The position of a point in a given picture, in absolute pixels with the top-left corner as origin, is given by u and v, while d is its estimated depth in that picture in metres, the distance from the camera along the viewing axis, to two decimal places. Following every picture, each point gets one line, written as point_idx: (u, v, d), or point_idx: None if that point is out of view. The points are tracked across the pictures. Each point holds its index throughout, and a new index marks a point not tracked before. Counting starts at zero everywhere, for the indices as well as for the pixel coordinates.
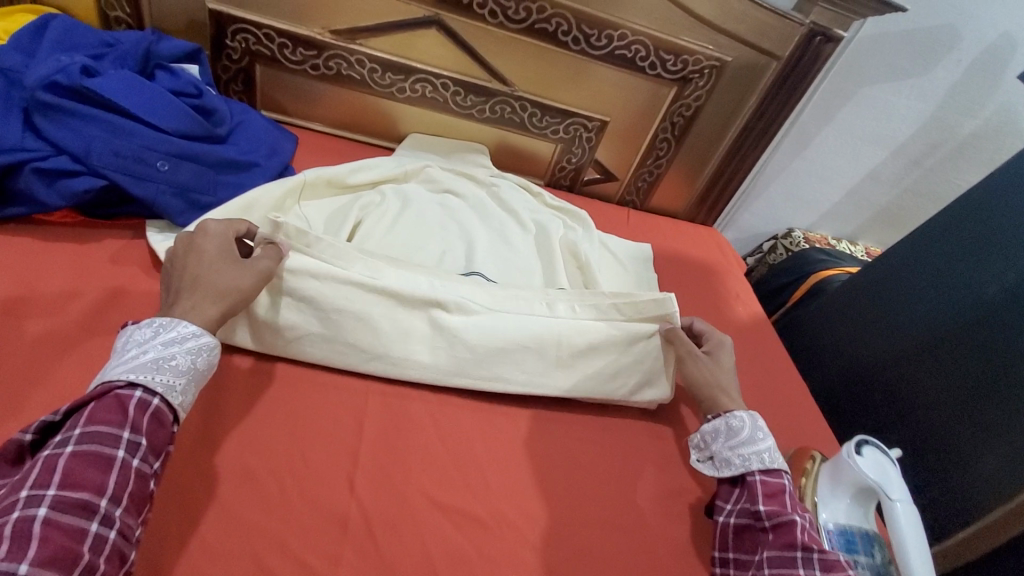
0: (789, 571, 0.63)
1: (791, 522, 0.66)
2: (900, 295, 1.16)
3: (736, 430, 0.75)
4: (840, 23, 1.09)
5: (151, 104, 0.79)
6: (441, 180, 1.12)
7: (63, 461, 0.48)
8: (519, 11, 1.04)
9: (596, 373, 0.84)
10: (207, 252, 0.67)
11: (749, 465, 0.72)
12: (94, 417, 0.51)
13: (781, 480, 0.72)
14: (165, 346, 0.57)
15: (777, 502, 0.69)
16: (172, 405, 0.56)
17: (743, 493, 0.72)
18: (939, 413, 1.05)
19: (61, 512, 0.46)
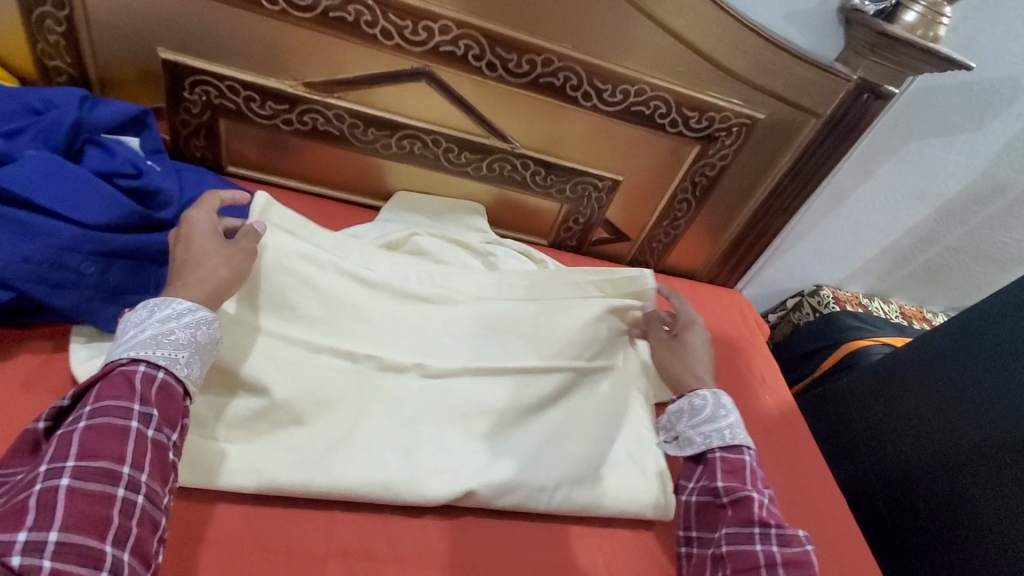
0: (747, 547, 0.70)
1: (748, 498, 0.73)
2: (951, 389, 1.01)
3: (698, 409, 0.81)
4: (891, 79, 0.95)
5: (75, 194, 0.67)
6: (428, 251, 0.96)
7: (79, 436, 0.51)
8: (521, 64, 0.90)
9: (569, 351, 0.83)
10: (197, 235, 0.67)
11: (710, 443, 0.79)
12: (103, 394, 0.53)
13: (740, 455, 0.77)
14: (162, 324, 0.58)
15: (737, 479, 0.75)
16: (178, 377, 0.57)
17: (704, 471, 0.78)
18: (989, 544, 0.89)
19: (84, 480, 0.50)
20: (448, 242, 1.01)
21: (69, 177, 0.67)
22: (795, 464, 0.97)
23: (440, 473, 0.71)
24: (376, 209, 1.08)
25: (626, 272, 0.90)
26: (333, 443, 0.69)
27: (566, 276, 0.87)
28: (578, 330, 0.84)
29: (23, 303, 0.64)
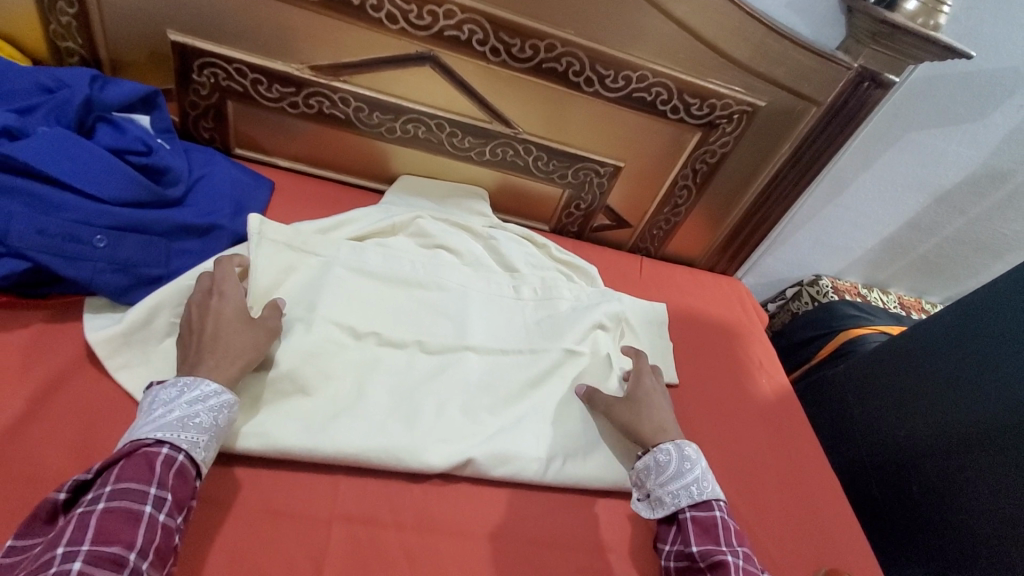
0: None
1: (724, 562, 0.67)
2: (947, 376, 1.02)
3: (664, 465, 0.75)
4: (892, 68, 0.95)
5: (88, 169, 0.69)
6: (432, 235, 0.98)
7: (96, 519, 0.51)
8: (525, 49, 0.91)
9: (538, 325, 0.94)
10: (227, 310, 0.69)
11: (679, 502, 0.73)
12: (122, 475, 0.54)
13: (711, 514, 0.72)
14: (189, 405, 0.60)
15: (711, 539, 0.70)
16: (195, 460, 0.58)
17: (679, 533, 0.72)
18: (979, 525, 0.91)
19: (93, 566, 0.48)
20: (452, 227, 1.03)
21: (82, 153, 0.69)
22: (789, 445, 0.97)
23: (441, 445, 0.72)
24: (380, 192, 1.09)
25: (581, 264, 1.08)
26: (337, 414, 0.71)
27: (540, 266, 1.05)
28: (546, 310, 0.96)
29: (38, 274, 0.66)
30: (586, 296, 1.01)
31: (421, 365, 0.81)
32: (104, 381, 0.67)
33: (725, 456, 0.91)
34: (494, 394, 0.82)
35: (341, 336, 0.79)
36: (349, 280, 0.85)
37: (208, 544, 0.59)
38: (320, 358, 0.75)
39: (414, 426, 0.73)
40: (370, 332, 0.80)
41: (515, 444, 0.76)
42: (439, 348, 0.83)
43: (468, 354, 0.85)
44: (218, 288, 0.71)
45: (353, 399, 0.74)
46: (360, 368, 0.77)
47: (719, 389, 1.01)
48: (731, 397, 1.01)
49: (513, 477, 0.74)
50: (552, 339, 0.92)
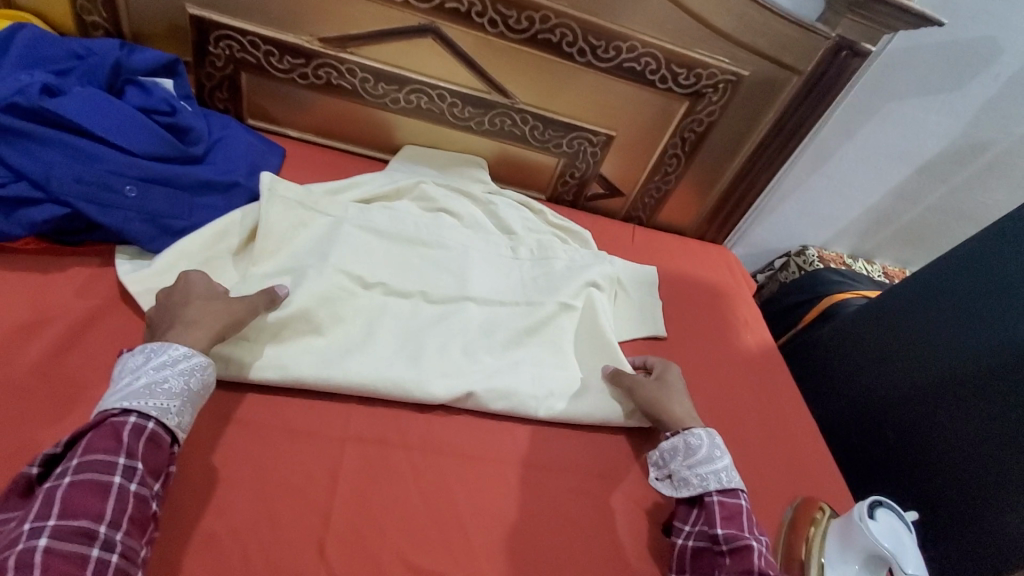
0: None
1: (747, 547, 0.68)
2: (922, 329, 1.08)
3: (694, 449, 0.76)
4: (868, 37, 1.01)
5: (120, 125, 0.75)
6: (435, 199, 1.04)
7: (62, 493, 0.52)
8: (521, 21, 0.97)
9: (537, 283, 0.99)
10: (195, 287, 0.72)
11: (707, 485, 0.73)
12: (90, 447, 0.55)
13: (737, 501, 0.73)
14: (157, 370, 0.61)
15: (735, 525, 0.70)
16: (168, 427, 0.59)
17: (702, 515, 0.72)
18: (949, 465, 0.96)
19: (61, 540, 0.49)
20: (452, 192, 1.09)
21: (113, 111, 0.75)
22: (770, 395, 1.03)
23: (444, 379, 0.79)
24: (384, 161, 1.15)
25: (576, 229, 1.14)
26: (347, 351, 0.77)
27: (538, 229, 1.10)
28: (544, 270, 1.01)
29: (76, 221, 0.73)
30: (580, 258, 1.06)
31: (425, 313, 0.88)
32: (134, 318, 0.73)
33: (710, 402, 0.97)
34: (493, 340, 0.88)
35: (350, 285, 0.85)
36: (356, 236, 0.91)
37: (233, 457, 0.66)
38: (331, 302, 0.81)
39: (418, 363, 0.79)
40: (377, 282, 0.87)
41: (511, 382, 0.83)
42: (441, 298, 0.90)
43: (469, 305, 0.91)
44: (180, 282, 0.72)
45: (362, 339, 0.80)
46: (367, 313, 0.83)
47: (706, 344, 1.07)
48: (717, 351, 1.07)
49: (511, 411, 0.80)
50: (547, 294, 0.98)
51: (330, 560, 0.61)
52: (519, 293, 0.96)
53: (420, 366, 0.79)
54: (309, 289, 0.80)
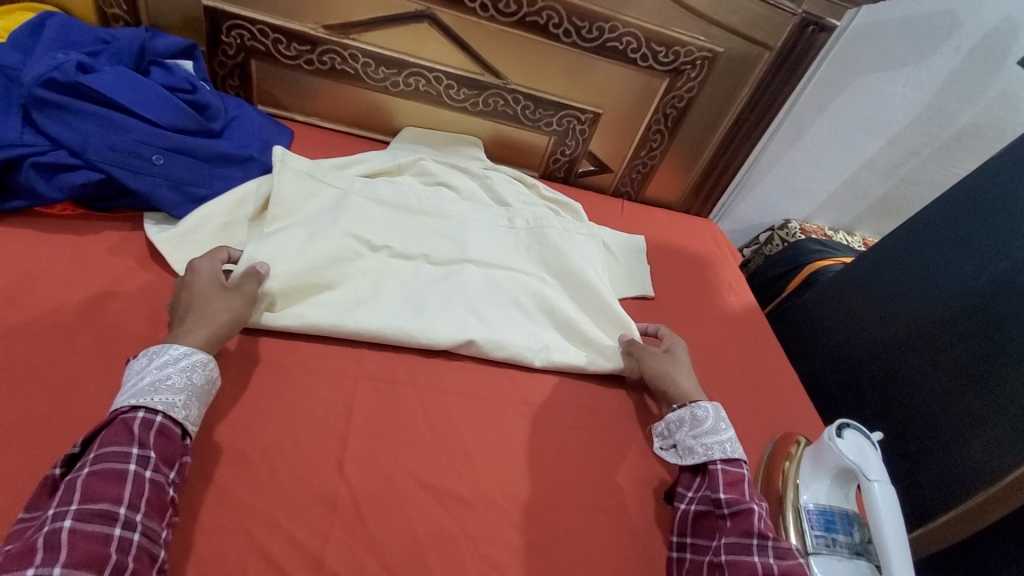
0: (744, 558, 0.65)
1: (749, 510, 0.69)
2: (891, 284, 1.15)
3: (700, 420, 0.79)
4: (832, 13, 1.09)
5: (146, 100, 0.83)
6: (435, 173, 1.10)
7: (82, 480, 0.53)
8: (510, 5, 1.05)
9: (534, 250, 1.05)
10: (198, 282, 0.73)
11: (711, 454, 0.75)
12: (104, 441, 0.56)
13: (740, 470, 0.74)
14: (160, 368, 0.62)
15: (737, 491, 0.72)
16: (176, 419, 0.61)
17: (705, 482, 0.75)
18: (920, 403, 1.04)
19: (84, 522, 0.51)
20: (449, 168, 1.14)
21: (140, 87, 0.83)
22: (754, 348, 1.09)
23: (450, 327, 0.85)
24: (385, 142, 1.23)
25: (567, 203, 1.19)
26: (358, 303, 0.84)
27: (532, 199, 1.16)
28: (537, 237, 1.05)
29: (110, 186, 0.80)
30: (574, 227, 1.10)
31: (427, 274, 0.94)
32: (163, 275, 0.80)
33: (696, 354, 1.03)
34: (495, 296, 0.94)
35: (358, 247, 0.91)
36: (363, 206, 0.96)
37: (257, 389, 0.72)
38: (341, 261, 0.88)
39: (423, 316, 0.86)
40: (383, 245, 0.93)
41: (509, 333, 0.89)
42: (443, 261, 0.96)
43: (469, 266, 0.97)
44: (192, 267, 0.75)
45: (371, 292, 0.87)
46: (374, 273, 0.90)
47: (693, 303, 1.14)
48: (703, 311, 1.13)
49: (511, 359, 0.86)
50: (541, 259, 1.03)
51: (347, 475, 0.67)
52: (516, 257, 1.02)
53: (426, 317, 0.85)
54: (318, 253, 0.85)
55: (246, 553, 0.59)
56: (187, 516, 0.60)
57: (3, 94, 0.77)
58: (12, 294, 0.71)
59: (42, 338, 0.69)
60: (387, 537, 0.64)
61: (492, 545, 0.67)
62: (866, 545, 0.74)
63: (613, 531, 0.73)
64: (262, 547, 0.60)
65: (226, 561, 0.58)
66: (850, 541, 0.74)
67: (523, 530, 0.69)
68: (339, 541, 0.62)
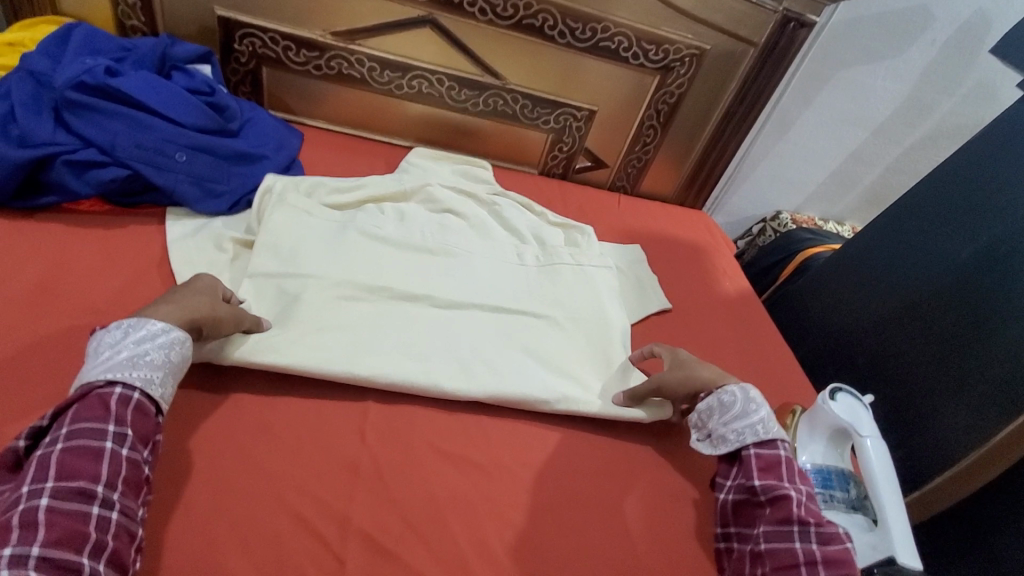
0: (786, 544, 0.66)
1: (787, 497, 0.69)
2: (881, 265, 1.19)
3: (728, 405, 0.77)
4: (811, 9, 1.16)
5: (169, 102, 0.88)
6: (441, 200, 1.07)
7: (57, 457, 0.53)
8: (507, 9, 1.12)
9: (547, 288, 0.98)
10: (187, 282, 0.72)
11: (744, 440, 0.74)
12: (78, 416, 0.56)
13: (776, 451, 0.73)
14: (137, 344, 0.61)
15: (774, 476, 0.71)
16: (153, 397, 0.61)
17: (740, 469, 0.75)
18: (912, 376, 1.08)
19: (62, 500, 0.52)
20: (457, 194, 1.12)
21: (162, 89, 0.88)
22: (751, 328, 1.13)
23: (458, 375, 0.79)
24: (390, 142, 1.28)
25: (575, 228, 1.14)
26: (358, 351, 0.77)
27: (541, 225, 1.12)
28: (549, 275, 1.01)
29: (136, 183, 0.86)
30: (587, 258, 1.05)
31: (432, 317, 0.86)
32: None
33: (696, 333, 1.07)
34: (505, 344, 0.86)
35: (355, 293, 0.84)
36: (364, 244, 0.91)
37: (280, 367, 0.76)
38: (330, 317, 0.80)
39: (424, 360, 0.79)
40: (381, 287, 0.85)
41: (514, 382, 0.81)
42: (450, 303, 0.88)
43: (478, 310, 0.90)
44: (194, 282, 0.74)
45: (368, 342, 0.79)
46: (374, 318, 0.82)
47: (690, 287, 1.17)
48: (701, 295, 1.16)
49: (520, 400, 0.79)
50: (556, 296, 0.97)
51: (368, 444, 0.71)
52: (527, 287, 0.97)
53: (427, 365, 0.78)
54: (301, 313, 0.78)
55: (277, 514, 0.62)
56: (220, 483, 0.63)
57: (35, 98, 0.82)
58: (46, 284, 0.76)
59: (76, 324, 0.73)
60: (409, 499, 0.67)
61: (507, 508, 0.70)
62: (862, 500, 0.76)
63: (624, 494, 0.77)
64: (292, 508, 0.63)
65: (257, 523, 0.61)
66: (847, 497, 0.76)
67: (535, 494, 0.73)
68: (364, 503, 0.66)
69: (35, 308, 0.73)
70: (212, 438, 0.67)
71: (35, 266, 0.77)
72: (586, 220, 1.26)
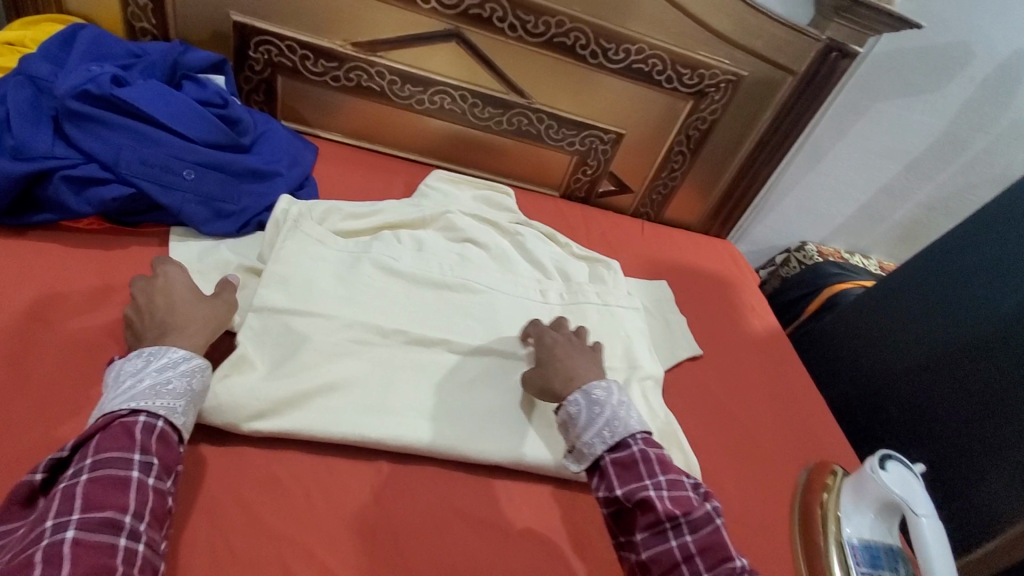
0: (665, 548, 0.60)
1: (649, 497, 0.61)
2: (916, 310, 1.14)
3: (574, 417, 0.68)
4: (855, 39, 1.10)
5: (179, 115, 0.82)
6: (462, 229, 1.01)
7: (81, 489, 0.51)
8: (538, 25, 1.06)
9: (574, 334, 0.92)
10: (177, 287, 0.68)
11: (596, 449, 0.65)
12: (102, 446, 0.53)
13: (630, 451, 0.64)
14: (159, 372, 0.59)
15: (634, 476, 0.63)
16: (176, 426, 0.58)
17: (600, 481, 0.65)
18: (950, 432, 1.03)
19: (88, 532, 0.49)
20: (477, 222, 1.07)
21: (172, 101, 0.82)
22: (782, 372, 1.07)
23: (477, 433, 0.72)
24: (407, 159, 1.22)
25: (602, 263, 1.09)
26: (367, 410, 0.70)
27: (566, 258, 1.07)
28: (574, 316, 0.95)
29: (139, 202, 0.79)
30: (614, 297, 1.01)
31: (449, 364, 0.79)
32: None
33: (724, 376, 1.01)
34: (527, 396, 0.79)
35: (368, 335, 0.77)
36: (381, 279, 0.85)
37: None
38: (344, 365, 0.73)
39: (440, 420, 0.72)
40: (396, 330, 0.79)
41: (539, 442, 0.74)
42: (469, 349, 0.81)
43: (495, 357, 0.83)
44: (161, 271, 0.70)
45: (383, 395, 0.72)
46: (385, 367, 0.75)
47: (716, 325, 1.11)
48: (729, 334, 1.10)
49: (544, 463, 0.73)
50: None
51: (383, 503, 0.65)
52: None
53: (445, 423, 0.72)
54: (309, 359, 0.71)
55: None
56: (222, 545, 0.58)
57: (33, 106, 0.76)
58: (37, 310, 0.69)
59: (70, 357, 0.67)
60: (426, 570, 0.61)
61: None
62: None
63: None
64: None
65: None
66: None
67: (560, 564, 0.67)
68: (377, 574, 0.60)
69: (25, 338, 0.66)
70: (213, 496, 0.61)
71: (28, 290, 0.71)
72: (609, 248, 1.20)
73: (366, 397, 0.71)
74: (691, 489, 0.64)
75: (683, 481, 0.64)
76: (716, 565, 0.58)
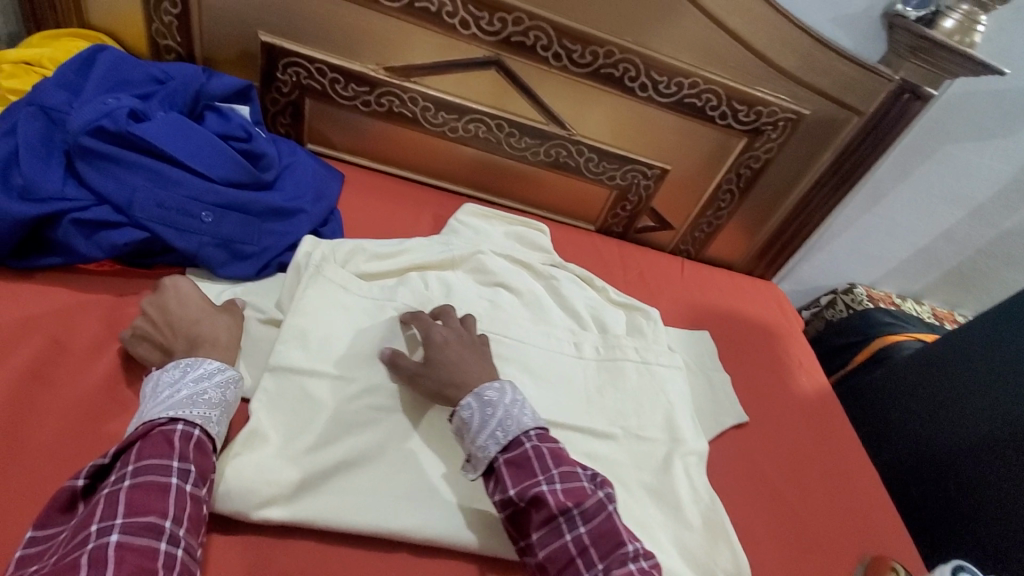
0: (560, 544, 0.59)
1: (541, 493, 0.60)
2: (983, 378, 1.04)
3: (466, 421, 0.64)
4: (932, 81, 1.01)
5: (198, 151, 0.76)
6: (493, 272, 0.94)
7: (124, 494, 0.50)
8: (585, 55, 0.98)
9: (609, 395, 0.85)
10: (193, 296, 0.68)
11: (489, 451, 0.62)
12: (143, 453, 0.53)
13: (523, 448, 0.62)
14: (196, 382, 0.59)
15: (529, 474, 0.61)
16: (211, 434, 0.58)
17: (493, 482, 0.62)
18: (1012, 522, 0.93)
19: (132, 536, 0.48)
20: (510, 263, 1.00)
21: (193, 136, 0.77)
22: (832, 441, 0.98)
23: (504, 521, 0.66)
24: (438, 187, 1.15)
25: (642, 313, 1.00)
26: (387, 493, 0.64)
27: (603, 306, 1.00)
28: (610, 374, 0.88)
29: (152, 245, 0.74)
30: (654, 354, 0.92)
31: None
32: None
33: (772, 446, 0.93)
34: None
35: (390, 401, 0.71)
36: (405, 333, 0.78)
37: None
38: (364, 437, 0.67)
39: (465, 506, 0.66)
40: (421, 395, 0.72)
41: None
42: None
43: None
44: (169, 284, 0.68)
45: (404, 474, 0.66)
46: (408, 438, 0.68)
47: (762, 383, 1.03)
48: (776, 396, 1.02)
49: None
50: (619, 401, 0.85)
51: None
52: (586, 393, 0.84)
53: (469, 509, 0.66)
54: (325, 431, 0.65)
55: None
56: None
57: (45, 141, 0.71)
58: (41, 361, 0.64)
59: (63, 412, 0.62)
60: None
61: None
62: None
63: None
64: None
65: None
66: None
67: None
68: None
69: (23, 395, 0.61)
70: None
71: (32, 337, 0.66)
72: (647, 292, 1.13)
73: (386, 477, 0.65)
74: (586, 477, 0.63)
75: (577, 471, 0.63)
76: (609, 555, 0.58)
